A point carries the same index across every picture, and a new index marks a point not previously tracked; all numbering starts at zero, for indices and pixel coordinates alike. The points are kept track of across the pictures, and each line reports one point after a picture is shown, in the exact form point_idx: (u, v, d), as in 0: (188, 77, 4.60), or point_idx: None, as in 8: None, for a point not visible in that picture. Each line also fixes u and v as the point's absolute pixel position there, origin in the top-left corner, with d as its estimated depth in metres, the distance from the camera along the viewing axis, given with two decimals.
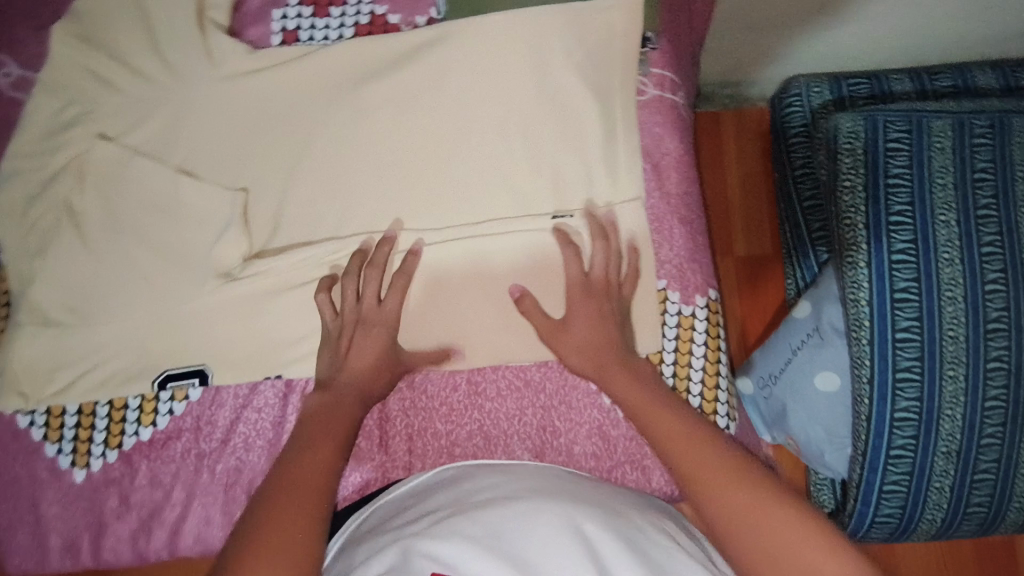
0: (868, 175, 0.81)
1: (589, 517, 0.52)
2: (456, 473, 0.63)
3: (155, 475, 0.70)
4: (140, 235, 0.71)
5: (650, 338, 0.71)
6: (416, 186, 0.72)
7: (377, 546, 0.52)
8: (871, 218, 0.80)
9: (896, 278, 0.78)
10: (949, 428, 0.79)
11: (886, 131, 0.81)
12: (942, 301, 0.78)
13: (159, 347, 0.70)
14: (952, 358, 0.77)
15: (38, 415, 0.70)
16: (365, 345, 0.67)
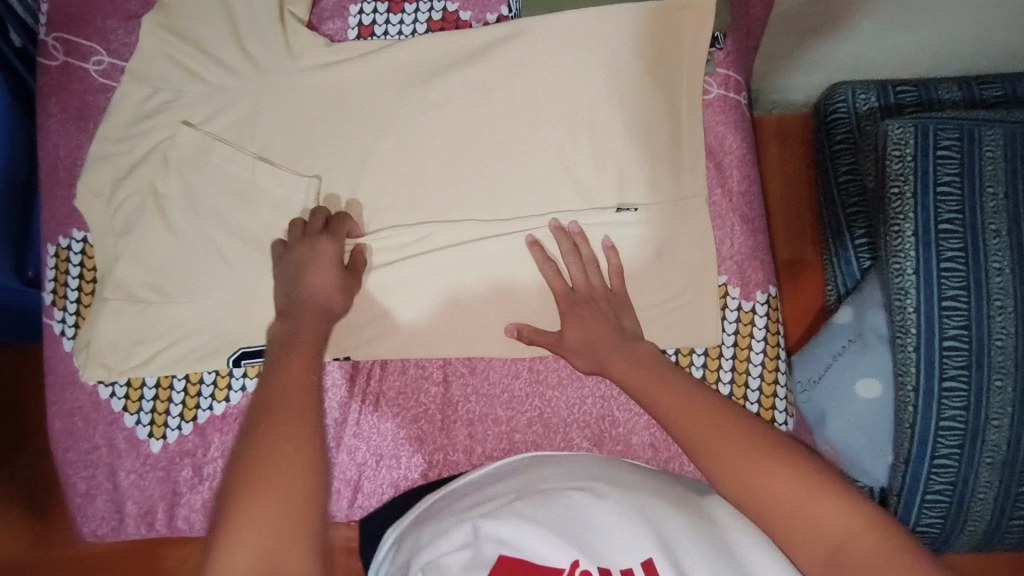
0: (917, 182, 0.81)
1: (652, 506, 0.51)
2: (516, 465, 0.63)
3: (226, 449, 0.73)
4: (219, 217, 0.73)
5: (711, 332, 0.72)
6: (484, 177, 0.74)
7: (441, 526, 0.53)
8: (920, 226, 0.80)
9: (945, 286, 0.78)
10: (996, 438, 0.78)
11: (936, 138, 0.82)
12: (991, 311, 0.77)
13: (234, 325, 0.73)
14: (1001, 368, 0.77)
15: (118, 387, 0.73)
16: (316, 265, 0.66)
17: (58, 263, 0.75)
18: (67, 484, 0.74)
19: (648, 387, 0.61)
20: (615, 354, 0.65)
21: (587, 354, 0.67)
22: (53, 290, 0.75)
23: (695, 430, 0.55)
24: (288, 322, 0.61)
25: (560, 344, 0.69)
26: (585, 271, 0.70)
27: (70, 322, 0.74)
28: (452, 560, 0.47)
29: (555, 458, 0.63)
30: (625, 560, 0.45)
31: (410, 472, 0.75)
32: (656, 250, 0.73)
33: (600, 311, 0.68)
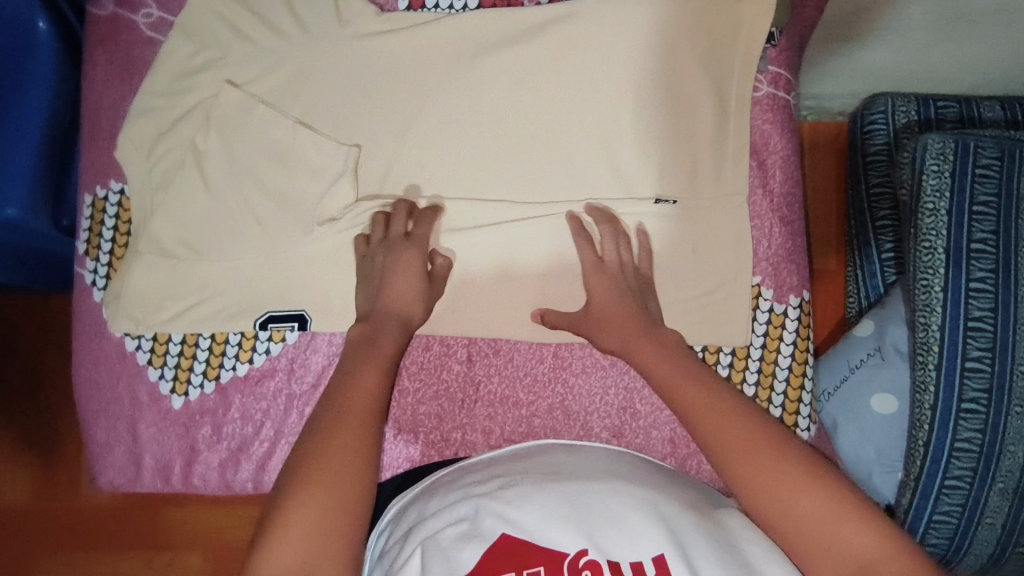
0: (953, 198, 0.80)
1: (667, 503, 0.50)
2: (530, 449, 0.62)
3: (246, 411, 0.73)
4: (256, 178, 0.73)
5: (742, 331, 0.72)
6: (523, 159, 0.74)
7: (447, 500, 0.54)
8: (952, 243, 0.79)
9: (972, 306, 0.77)
10: (1010, 464, 0.77)
11: (976, 155, 0.80)
12: (1017, 336, 0.76)
13: (263, 288, 0.73)
14: (1022, 394, 0.76)
15: (145, 340, 0.73)
16: (400, 273, 0.68)
17: (94, 214, 0.75)
18: (89, 433, 0.75)
19: (672, 383, 0.60)
20: (645, 341, 0.64)
21: (613, 332, 0.66)
22: (87, 240, 0.75)
23: (720, 429, 0.55)
24: (364, 329, 0.65)
25: (586, 320, 0.68)
26: (616, 254, 0.69)
27: (102, 273, 0.74)
28: (449, 533, 0.49)
29: (572, 444, 0.63)
30: (636, 554, 0.45)
31: (428, 450, 0.74)
32: (691, 245, 0.72)
33: (628, 292, 0.68)
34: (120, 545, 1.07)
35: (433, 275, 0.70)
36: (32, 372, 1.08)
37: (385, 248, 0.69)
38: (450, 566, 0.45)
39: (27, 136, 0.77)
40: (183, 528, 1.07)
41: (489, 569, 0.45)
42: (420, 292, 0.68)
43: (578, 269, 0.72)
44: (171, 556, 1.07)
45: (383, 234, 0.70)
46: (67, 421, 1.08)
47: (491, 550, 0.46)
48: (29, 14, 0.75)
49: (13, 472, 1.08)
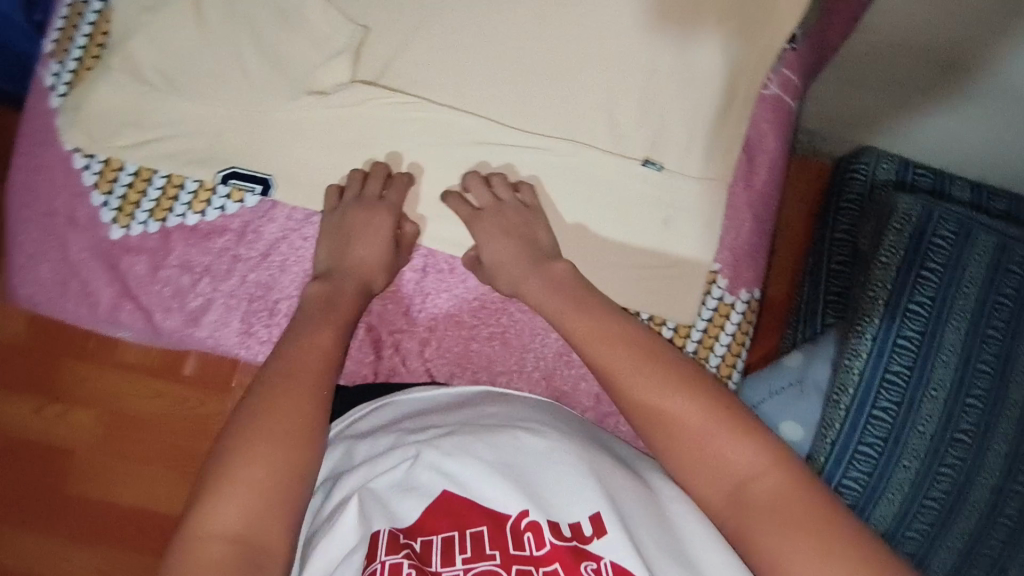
0: (904, 258, 0.85)
1: (603, 461, 0.54)
2: (463, 398, 0.64)
3: (186, 260, 0.70)
4: (254, 31, 0.70)
5: (689, 310, 0.74)
6: (527, 89, 0.73)
7: (382, 446, 0.57)
8: (893, 299, 0.84)
9: (893, 360, 0.82)
10: (885, 510, 0.82)
11: (937, 225, 0.85)
12: (924, 396, 0.81)
13: (233, 141, 0.70)
14: (913, 450, 0.81)
15: (95, 162, 0.69)
16: (367, 234, 0.68)
17: (71, 16, 0.70)
18: (14, 242, 0.71)
19: (594, 350, 0.60)
20: (530, 276, 0.67)
21: (503, 271, 0.68)
22: (58, 40, 0.70)
23: (625, 375, 0.57)
24: (325, 288, 0.65)
25: (479, 268, 0.70)
26: (503, 205, 0.70)
27: (64, 79, 0.69)
28: (387, 482, 0.52)
29: (502, 395, 0.64)
30: (574, 515, 0.49)
31: (362, 348, 0.74)
32: (665, 217, 0.74)
33: (516, 226, 0.69)
34: (14, 385, 1.06)
35: (399, 242, 0.70)
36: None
37: (353, 207, 0.69)
38: (394, 517, 0.49)
39: None
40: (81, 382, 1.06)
41: (432, 527, 0.49)
42: (388, 254, 0.69)
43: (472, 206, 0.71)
44: (62, 409, 1.06)
45: (358, 191, 0.69)
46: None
47: (432, 506, 0.50)
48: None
49: None
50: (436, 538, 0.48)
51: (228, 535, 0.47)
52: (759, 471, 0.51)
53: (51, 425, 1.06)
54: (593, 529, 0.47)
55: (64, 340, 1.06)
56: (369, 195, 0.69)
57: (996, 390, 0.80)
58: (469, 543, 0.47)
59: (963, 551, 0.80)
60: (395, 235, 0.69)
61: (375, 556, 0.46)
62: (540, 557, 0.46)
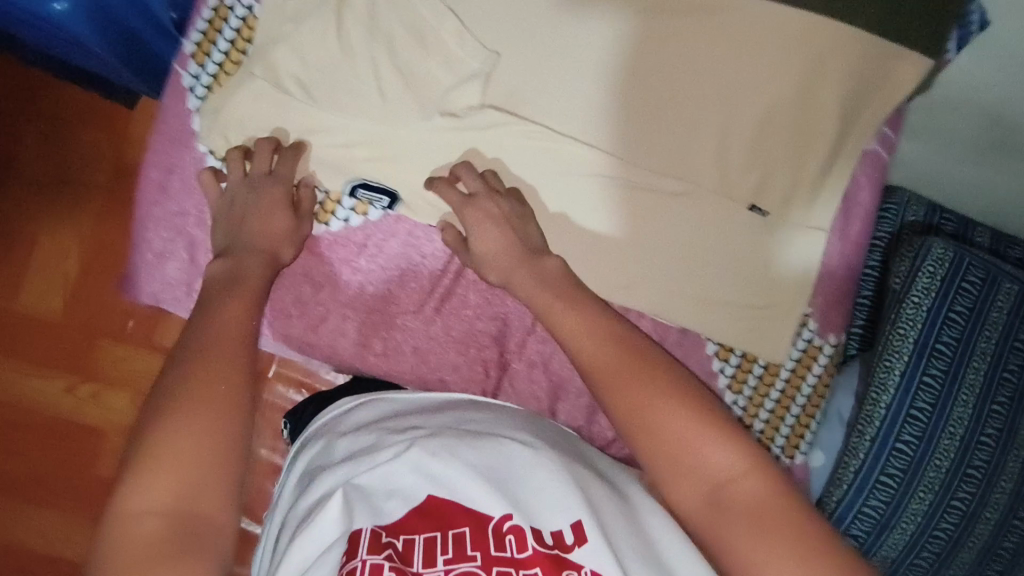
0: (938, 300, 0.76)
1: (581, 469, 0.56)
2: (445, 403, 0.66)
3: (310, 270, 0.72)
4: (392, 50, 0.71)
5: (779, 351, 0.78)
6: (647, 126, 0.76)
7: (366, 445, 0.58)
8: (921, 339, 0.76)
9: (919, 398, 0.76)
10: (897, 538, 0.78)
11: (968, 269, 0.76)
12: (943, 433, 0.75)
13: (361, 153, 0.71)
14: (928, 483, 0.76)
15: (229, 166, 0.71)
16: (264, 211, 0.67)
17: (214, 18, 0.69)
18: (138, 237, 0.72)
19: (599, 363, 0.60)
20: (524, 271, 0.67)
21: (496, 264, 0.68)
22: (198, 43, 0.70)
23: (631, 403, 0.56)
24: (227, 265, 0.63)
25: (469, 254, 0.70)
26: (479, 201, 0.69)
27: (204, 82, 0.70)
28: (374, 480, 0.53)
29: (483, 403, 0.66)
30: (554, 522, 0.49)
31: (474, 367, 0.74)
32: (764, 260, 0.78)
33: (505, 216, 0.69)
34: (42, 363, 1.11)
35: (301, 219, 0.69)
36: (51, 157, 1.10)
37: (246, 184, 0.68)
38: (378, 514, 0.51)
39: None
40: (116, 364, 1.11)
41: (414, 526, 0.50)
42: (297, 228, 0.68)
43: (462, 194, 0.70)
44: (94, 388, 1.11)
45: (242, 170, 0.68)
46: (63, 219, 1.10)
47: (415, 509, 0.51)
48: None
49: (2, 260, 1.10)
50: (417, 538, 0.49)
51: (162, 510, 0.48)
52: (737, 474, 0.52)
53: (83, 405, 1.12)
54: (574, 538, 0.48)
55: (103, 317, 1.10)
56: (258, 174, 0.68)
57: (1010, 432, 0.74)
58: (451, 544, 0.49)
59: None
60: (298, 212, 0.69)
61: (356, 554, 0.46)
62: (521, 560, 0.47)
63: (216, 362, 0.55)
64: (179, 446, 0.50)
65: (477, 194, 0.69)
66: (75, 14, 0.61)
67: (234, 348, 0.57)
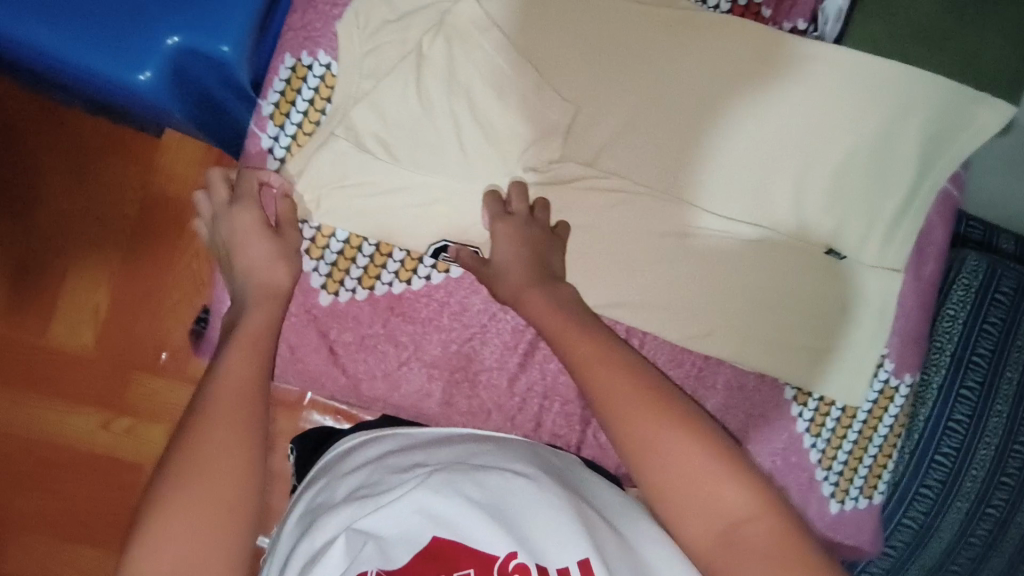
0: (971, 312, 0.89)
1: (584, 507, 0.52)
2: (447, 438, 0.63)
3: (394, 331, 0.71)
4: (471, 105, 0.70)
5: (857, 393, 0.78)
6: (726, 173, 0.75)
7: (372, 483, 0.54)
8: (957, 351, 0.89)
9: (956, 408, 0.88)
10: (935, 545, 0.89)
11: (1000, 281, 0.89)
12: (979, 444, 0.88)
13: (442, 211, 0.70)
14: (966, 491, 0.88)
15: (307, 227, 0.70)
16: (247, 244, 0.65)
17: (292, 78, 0.68)
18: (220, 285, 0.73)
19: (629, 408, 0.55)
20: (539, 293, 0.65)
21: (508, 278, 0.67)
22: (275, 104, 0.68)
23: (648, 432, 0.53)
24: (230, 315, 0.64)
25: (485, 267, 0.68)
26: (516, 216, 0.68)
27: (283, 143, 0.69)
28: (376, 522, 0.49)
29: (488, 436, 0.64)
30: (563, 559, 0.45)
31: (558, 421, 0.74)
32: (842, 303, 0.78)
33: (532, 240, 0.68)
34: (75, 400, 1.01)
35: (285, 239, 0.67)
36: (75, 195, 1.00)
37: (228, 215, 0.67)
38: (384, 560, 0.46)
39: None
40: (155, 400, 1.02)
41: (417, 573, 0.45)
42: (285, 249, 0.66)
43: (494, 209, 0.69)
44: (130, 423, 1.02)
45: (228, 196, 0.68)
46: (91, 257, 1.01)
47: (421, 553, 0.46)
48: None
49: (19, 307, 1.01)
50: None
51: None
52: (750, 515, 0.48)
53: (119, 440, 1.02)
54: None
55: (134, 351, 1.01)
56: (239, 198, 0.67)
57: None
58: None
59: None
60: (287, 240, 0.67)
61: None
62: None
63: (215, 440, 0.52)
64: (171, 544, 0.47)
65: (518, 211, 0.69)
66: (158, 84, 0.60)
67: (243, 410, 0.55)
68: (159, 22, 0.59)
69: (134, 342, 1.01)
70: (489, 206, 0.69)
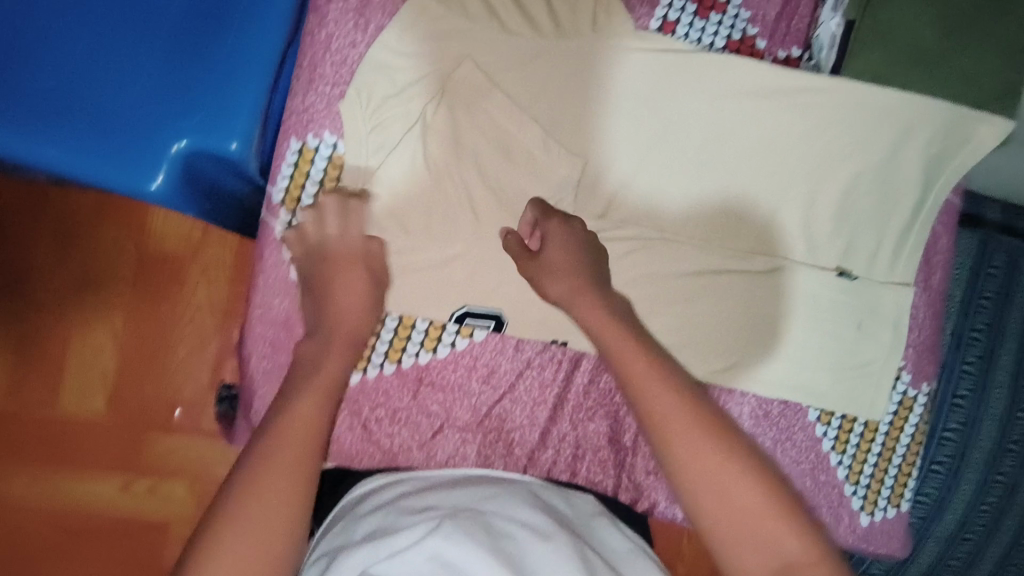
0: (965, 290, 0.95)
1: (598, 560, 0.52)
2: (462, 483, 0.63)
3: (425, 400, 0.72)
4: (480, 170, 0.70)
5: (879, 407, 0.80)
6: (734, 209, 0.76)
7: (384, 529, 0.53)
8: (956, 328, 0.95)
9: (959, 384, 0.95)
10: (949, 515, 0.96)
11: (989, 258, 0.96)
12: (983, 415, 0.96)
13: (462, 278, 0.71)
14: (974, 461, 0.96)
15: (383, 334, 0.71)
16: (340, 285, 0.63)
17: (300, 161, 0.68)
18: (242, 360, 0.70)
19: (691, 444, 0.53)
20: (592, 300, 0.64)
21: (559, 280, 0.65)
22: (286, 189, 0.68)
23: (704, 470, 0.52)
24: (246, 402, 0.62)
25: (538, 262, 0.67)
26: (556, 227, 0.68)
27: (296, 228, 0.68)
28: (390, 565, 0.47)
29: (501, 480, 0.64)
30: None
31: (592, 468, 0.75)
32: (857, 322, 0.79)
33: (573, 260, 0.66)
34: (102, 464, 0.93)
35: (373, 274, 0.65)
36: (67, 259, 0.92)
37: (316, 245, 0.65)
38: None
39: (290, 65, 0.71)
40: (173, 454, 0.94)
41: None
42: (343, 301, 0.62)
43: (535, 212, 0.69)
44: (151, 482, 0.93)
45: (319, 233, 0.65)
46: (94, 319, 0.93)
47: None
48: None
49: (21, 379, 0.92)
50: None
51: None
52: (808, 559, 0.48)
53: (139, 502, 0.93)
54: None
55: (148, 409, 0.93)
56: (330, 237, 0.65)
57: None
58: None
59: (1010, 543, 0.97)
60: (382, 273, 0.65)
61: None
62: None
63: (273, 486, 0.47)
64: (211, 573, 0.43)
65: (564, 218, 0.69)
66: (170, 189, 0.61)
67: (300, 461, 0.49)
68: (164, 131, 0.60)
69: (145, 405, 0.94)
70: (536, 209, 0.69)
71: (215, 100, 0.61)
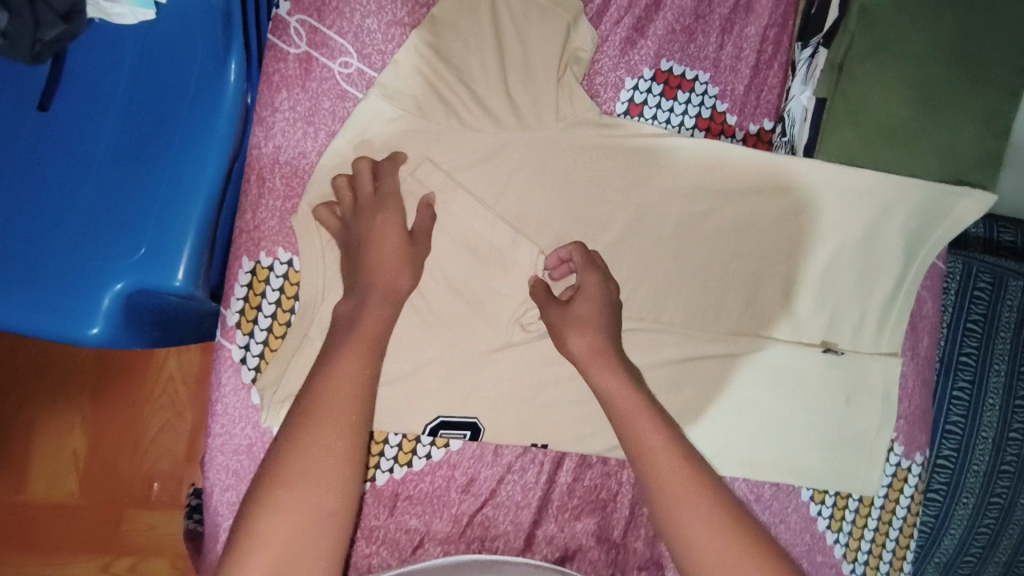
0: (951, 313, 0.82)
1: None
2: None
3: (403, 515, 0.69)
4: (446, 274, 0.67)
5: (872, 483, 0.77)
6: (713, 291, 0.73)
7: None
8: (943, 355, 0.82)
9: (950, 412, 0.82)
10: (948, 543, 0.83)
11: (976, 278, 0.81)
12: (977, 439, 0.82)
13: (434, 388, 0.67)
14: (970, 488, 0.82)
15: None
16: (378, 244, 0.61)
17: (255, 280, 0.65)
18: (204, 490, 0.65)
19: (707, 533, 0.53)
20: (613, 367, 0.61)
21: (588, 334, 0.62)
22: (242, 309, 0.65)
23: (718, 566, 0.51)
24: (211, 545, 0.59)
25: (564, 312, 0.64)
26: (592, 279, 0.65)
27: (255, 349, 0.65)
28: None
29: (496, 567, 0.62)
30: None
31: (583, 569, 0.72)
32: (846, 396, 0.76)
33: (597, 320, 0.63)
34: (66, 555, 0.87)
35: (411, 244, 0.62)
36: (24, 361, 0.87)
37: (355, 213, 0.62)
38: None
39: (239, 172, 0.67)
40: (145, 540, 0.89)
41: None
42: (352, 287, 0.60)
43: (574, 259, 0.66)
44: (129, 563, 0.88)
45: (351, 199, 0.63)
46: (55, 416, 0.87)
47: None
48: (223, 51, 0.58)
49: None
50: None
51: None
52: None
53: None
54: None
55: (119, 493, 0.88)
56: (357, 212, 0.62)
57: None
58: None
59: (1008, 562, 0.84)
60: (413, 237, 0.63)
61: None
62: None
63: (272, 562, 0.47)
64: None
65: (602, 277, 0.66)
66: (112, 333, 0.56)
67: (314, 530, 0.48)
68: (104, 272, 0.55)
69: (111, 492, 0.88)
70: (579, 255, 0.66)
71: (156, 229, 0.56)
